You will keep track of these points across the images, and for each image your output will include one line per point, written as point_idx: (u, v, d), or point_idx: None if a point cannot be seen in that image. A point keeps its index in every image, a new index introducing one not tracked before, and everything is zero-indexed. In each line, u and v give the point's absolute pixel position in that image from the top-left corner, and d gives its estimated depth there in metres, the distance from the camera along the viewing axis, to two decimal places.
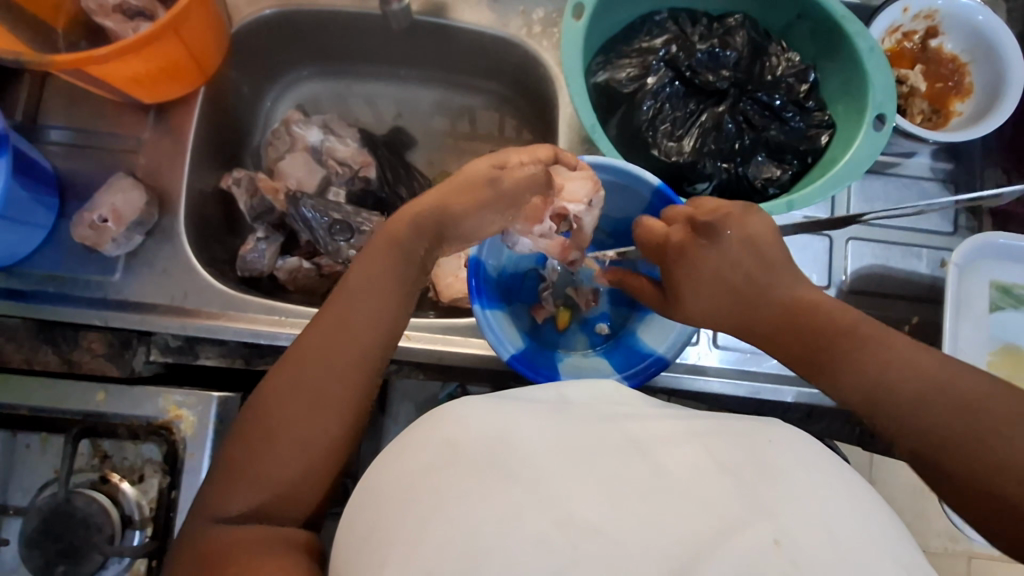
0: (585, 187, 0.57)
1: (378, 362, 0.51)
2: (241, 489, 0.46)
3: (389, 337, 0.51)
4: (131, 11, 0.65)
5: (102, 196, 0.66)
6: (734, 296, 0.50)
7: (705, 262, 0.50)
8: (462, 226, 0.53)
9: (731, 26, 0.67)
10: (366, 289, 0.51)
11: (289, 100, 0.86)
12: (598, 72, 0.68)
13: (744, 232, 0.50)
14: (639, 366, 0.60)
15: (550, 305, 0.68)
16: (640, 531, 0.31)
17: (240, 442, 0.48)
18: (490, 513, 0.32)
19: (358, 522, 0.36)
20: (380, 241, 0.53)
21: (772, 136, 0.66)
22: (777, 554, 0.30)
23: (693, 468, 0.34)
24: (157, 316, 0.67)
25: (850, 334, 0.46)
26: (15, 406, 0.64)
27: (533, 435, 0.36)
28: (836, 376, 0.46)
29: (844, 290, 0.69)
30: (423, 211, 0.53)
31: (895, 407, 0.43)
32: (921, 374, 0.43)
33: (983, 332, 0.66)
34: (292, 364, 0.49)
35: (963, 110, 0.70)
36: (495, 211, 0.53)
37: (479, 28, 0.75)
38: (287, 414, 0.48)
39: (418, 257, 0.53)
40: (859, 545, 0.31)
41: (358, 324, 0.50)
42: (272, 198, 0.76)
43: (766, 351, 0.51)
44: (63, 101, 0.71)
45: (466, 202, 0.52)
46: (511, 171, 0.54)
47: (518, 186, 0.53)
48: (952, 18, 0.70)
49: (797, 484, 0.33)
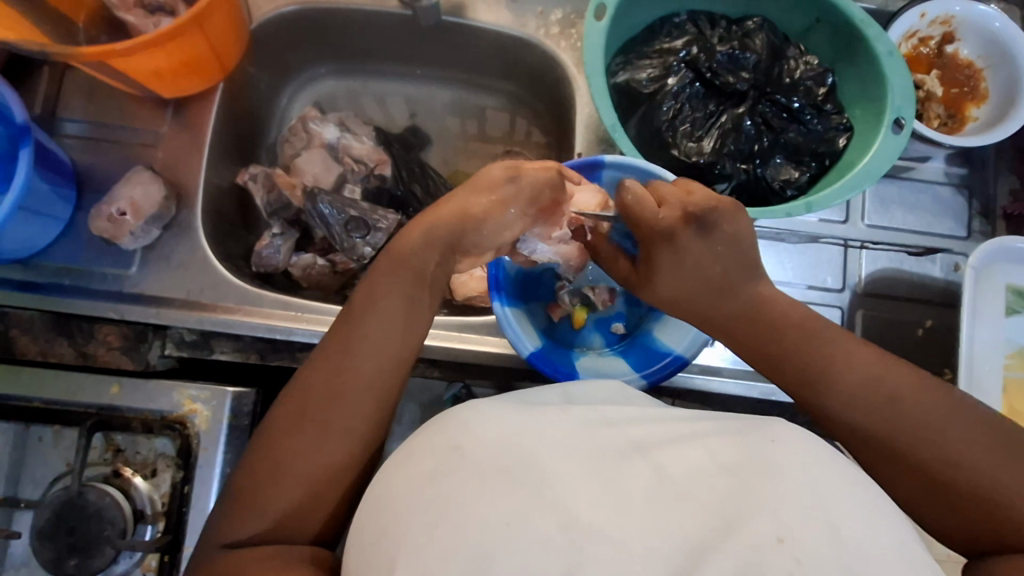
0: (597, 196, 0.57)
1: (389, 389, 0.49)
2: (247, 517, 0.45)
3: (399, 363, 0.50)
4: (152, 6, 0.65)
5: (120, 189, 0.67)
6: (706, 286, 0.51)
7: (688, 251, 0.50)
8: (482, 231, 0.53)
9: (750, 28, 0.68)
10: (374, 315, 0.50)
11: (304, 98, 0.86)
12: (619, 72, 0.68)
13: (725, 231, 0.49)
14: (657, 366, 0.60)
15: (567, 304, 0.68)
16: (643, 530, 0.31)
17: (250, 468, 0.47)
18: (497, 513, 0.32)
19: (374, 520, 0.36)
20: (386, 263, 0.52)
21: (790, 138, 0.67)
22: (781, 552, 0.30)
23: (698, 470, 0.34)
24: (172, 310, 0.67)
25: (827, 337, 0.49)
26: (28, 398, 0.64)
27: (542, 436, 0.36)
28: (819, 379, 0.48)
29: (858, 292, 0.70)
30: (440, 221, 0.52)
31: (873, 408, 0.45)
32: (890, 381, 0.46)
33: (999, 334, 0.67)
34: (296, 395, 0.48)
35: (978, 114, 0.71)
36: (519, 207, 0.54)
37: (496, 28, 0.75)
38: (293, 445, 0.46)
39: (428, 273, 0.52)
40: (867, 543, 0.31)
41: (365, 347, 0.49)
42: (289, 193, 0.76)
43: (740, 351, 0.53)
44: (81, 94, 0.71)
45: (486, 203, 0.53)
46: (527, 168, 0.54)
47: (539, 183, 0.54)
48: (969, 24, 0.71)
49: (803, 484, 0.33)
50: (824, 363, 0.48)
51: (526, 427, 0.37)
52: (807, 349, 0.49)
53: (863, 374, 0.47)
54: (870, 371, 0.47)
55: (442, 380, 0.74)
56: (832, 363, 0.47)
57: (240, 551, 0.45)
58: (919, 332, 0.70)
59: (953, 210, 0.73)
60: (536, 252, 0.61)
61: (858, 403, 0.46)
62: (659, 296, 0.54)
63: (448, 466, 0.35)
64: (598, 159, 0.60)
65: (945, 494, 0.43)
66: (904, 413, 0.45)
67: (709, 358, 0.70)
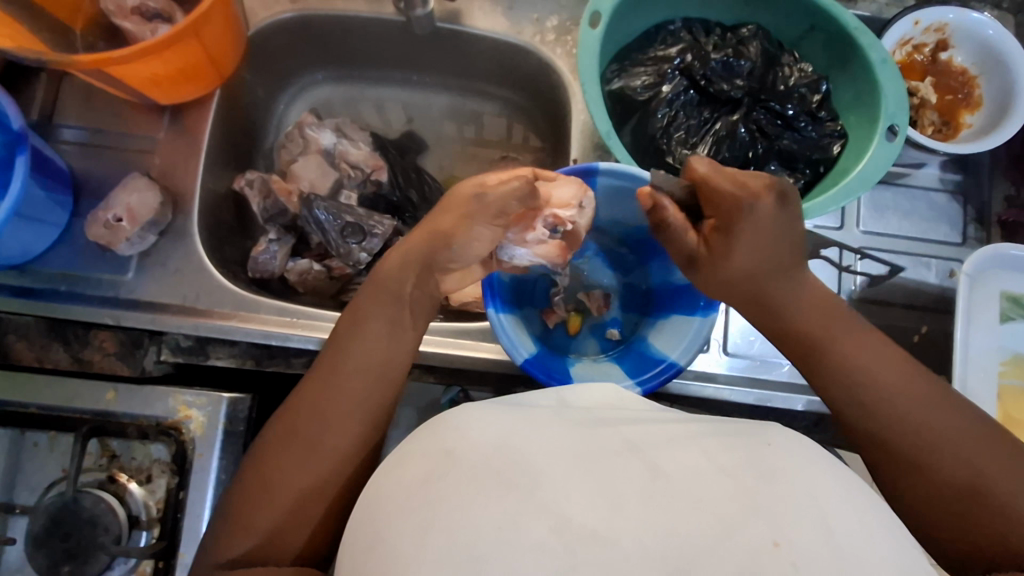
0: (574, 189, 0.56)
1: (377, 407, 0.49)
2: (238, 532, 0.45)
3: (385, 381, 0.50)
4: (149, 13, 0.66)
5: (116, 196, 0.67)
6: (767, 265, 0.50)
7: (767, 223, 0.48)
8: (453, 247, 0.54)
9: (744, 36, 0.69)
10: (358, 334, 0.51)
11: (301, 103, 0.86)
12: (613, 80, 0.69)
13: (792, 208, 0.49)
14: (652, 372, 0.59)
15: (561, 310, 0.69)
16: (637, 531, 0.31)
17: (244, 480, 0.47)
18: (490, 516, 0.32)
19: (364, 531, 0.36)
20: (369, 288, 0.54)
21: (785, 145, 0.67)
22: (776, 556, 0.30)
23: (691, 471, 0.33)
24: (168, 316, 0.67)
25: (851, 328, 0.51)
26: (23, 404, 0.63)
27: (534, 440, 0.36)
28: (836, 372, 0.49)
29: (854, 297, 0.70)
30: (413, 245, 0.54)
31: (887, 404, 0.47)
32: (900, 379, 0.48)
33: (995, 341, 0.67)
34: (286, 412, 0.49)
35: (973, 122, 0.71)
36: (485, 223, 0.54)
37: (493, 35, 0.75)
38: (279, 461, 0.46)
39: (407, 294, 0.53)
40: (860, 546, 0.31)
41: (350, 367, 0.49)
42: (286, 199, 0.77)
43: (773, 335, 0.53)
44: (78, 101, 0.71)
45: (454, 220, 0.54)
46: (493, 185, 0.54)
47: (505, 197, 0.54)
48: (963, 31, 0.71)
49: (796, 487, 0.33)
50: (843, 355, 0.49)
51: (520, 433, 0.37)
52: (825, 342, 0.50)
53: (878, 369, 0.48)
54: (884, 370, 0.48)
55: (438, 385, 0.74)
56: (853, 355, 0.49)
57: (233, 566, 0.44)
58: (915, 338, 0.70)
59: (949, 216, 0.73)
60: (515, 257, 0.59)
61: (875, 401, 0.48)
62: (716, 279, 0.52)
63: (441, 473, 0.35)
64: (592, 166, 0.59)
65: (944, 494, 0.45)
66: (913, 412, 0.47)
67: (706, 364, 0.70)
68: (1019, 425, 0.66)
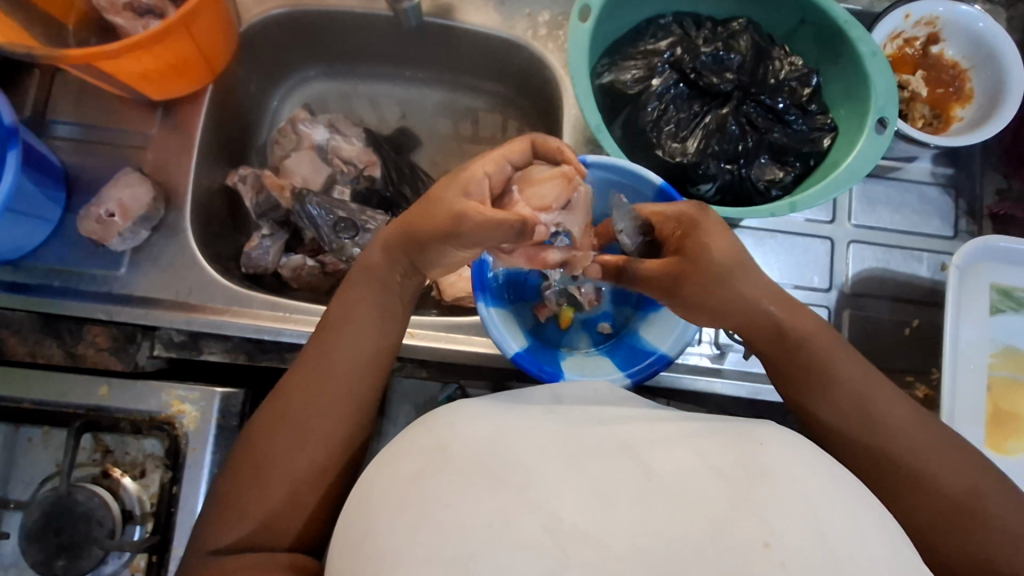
0: (557, 188, 0.52)
1: (369, 398, 0.50)
2: (230, 521, 0.45)
3: (375, 371, 0.51)
4: (141, 9, 0.66)
5: (109, 191, 0.67)
6: (736, 266, 0.51)
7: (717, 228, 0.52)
8: (427, 254, 0.52)
9: (735, 30, 0.68)
10: (350, 324, 0.51)
11: (295, 100, 0.87)
12: (604, 74, 0.69)
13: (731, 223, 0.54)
14: (641, 364, 0.60)
15: (552, 304, 0.68)
16: (629, 533, 0.31)
17: (232, 475, 0.47)
18: (481, 517, 0.32)
19: (356, 526, 0.36)
20: (357, 276, 0.54)
21: (775, 138, 0.67)
22: (766, 556, 0.30)
23: (683, 472, 0.33)
24: (161, 311, 0.68)
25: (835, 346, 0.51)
26: (16, 399, 0.64)
27: (527, 439, 0.36)
28: (830, 385, 0.49)
29: (844, 291, 0.70)
30: (396, 239, 0.53)
31: (876, 422, 0.48)
32: (886, 397, 0.49)
33: (985, 333, 0.67)
34: (279, 399, 0.49)
35: (963, 115, 0.71)
36: (453, 247, 0.50)
37: (485, 29, 0.76)
38: (272, 447, 0.47)
39: (395, 284, 0.54)
40: (846, 543, 0.31)
41: (341, 355, 0.50)
42: (278, 195, 0.77)
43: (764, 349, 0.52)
44: (72, 96, 0.71)
45: (429, 233, 0.50)
46: (473, 205, 0.48)
47: (482, 229, 0.48)
48: (953, 24, 0.71)
49: (786, 487, 0.33)
50: (834, 369, 0.50)
51: (513, 431, 0.37)
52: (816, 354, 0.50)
53: (865, 386, 0.49)
54: (872, 389, 0.49)
55: (432, 380, 0.74)
56: (843, 369, 0.50)
57: (225, 557, 0.44)
58: (907, 332, 0.70)
59: (940, 210, 0.73)
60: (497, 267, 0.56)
61: (869, 418, 0.48)
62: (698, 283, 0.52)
63: (432, 469, 0.35)
64: (583, 159, 0.59)
65: (934, 508, 0.45)
66: (899, 428, 0.47)
67: (699, 358, 0.70)
68: (1008, 417, 0.66)
